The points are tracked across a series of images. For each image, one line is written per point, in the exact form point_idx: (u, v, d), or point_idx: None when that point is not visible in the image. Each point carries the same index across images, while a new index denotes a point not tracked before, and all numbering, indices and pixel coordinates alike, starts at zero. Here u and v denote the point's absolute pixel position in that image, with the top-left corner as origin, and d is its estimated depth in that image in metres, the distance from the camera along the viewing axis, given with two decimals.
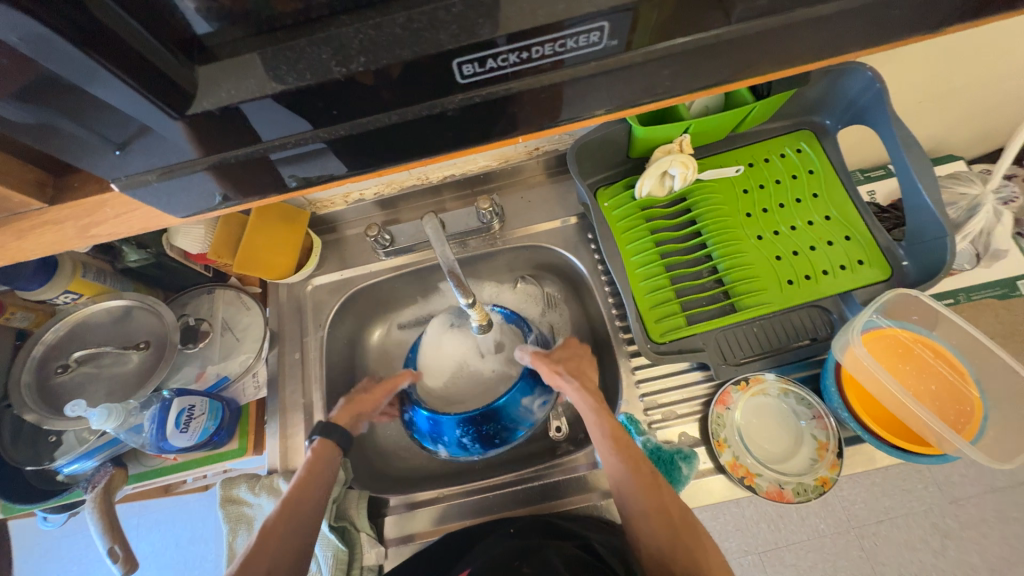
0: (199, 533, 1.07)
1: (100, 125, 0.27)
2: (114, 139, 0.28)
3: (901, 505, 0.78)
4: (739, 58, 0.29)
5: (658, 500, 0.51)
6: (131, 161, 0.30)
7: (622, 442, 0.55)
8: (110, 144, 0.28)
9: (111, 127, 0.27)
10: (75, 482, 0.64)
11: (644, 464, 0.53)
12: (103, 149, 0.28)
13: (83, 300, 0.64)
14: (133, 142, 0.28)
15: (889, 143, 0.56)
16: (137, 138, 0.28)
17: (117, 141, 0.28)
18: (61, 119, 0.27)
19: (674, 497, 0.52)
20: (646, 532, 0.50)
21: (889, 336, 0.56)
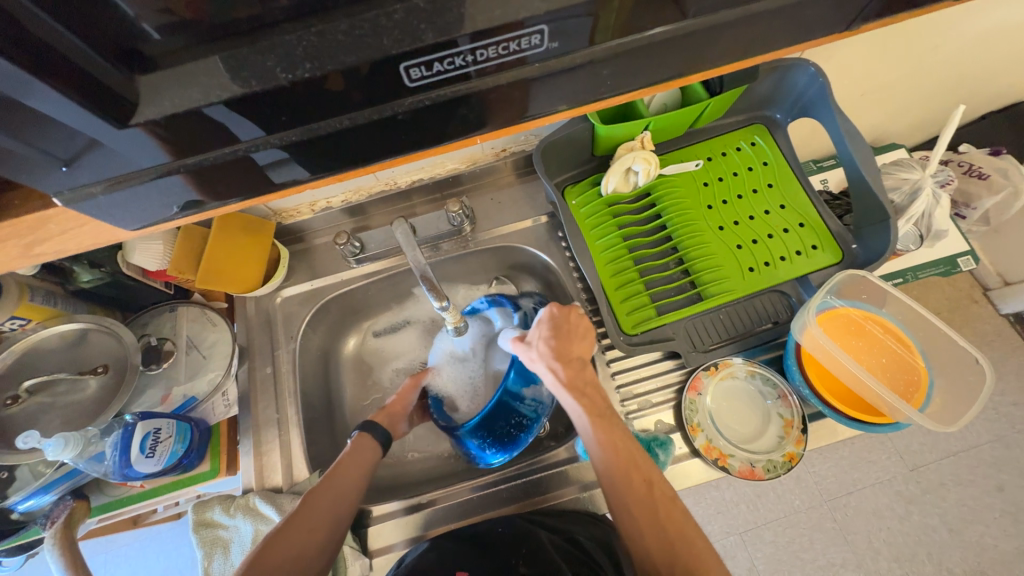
0: (175, 564, 1.03)
1: (41, 140, 0.25)
2: (60, 155, 0.27)
3: (867, 476, 0.83)
4: (679, 56, 0.31)
5: (650, 508, 0.48)
6: (80, 176, 0.29)
7: (616, 446, 0.51)
8: (55, 160, 0.27)
9: (55, 143, 0.26)
10: (32, 519, 0.60)
11: (638, 469, 0.50)
12: (47, 166, 0.27)
13: (32, 326, 0.60)
14: (82, 158, 0.27)
15: (834, 134, 0.60)
16: (86, 152, 0.27)
17: (64, 157, 0.27)
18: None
19: (670, 504, 0.48)
20: (639, 545, 0.46)
21: (843, 315, 0.59)
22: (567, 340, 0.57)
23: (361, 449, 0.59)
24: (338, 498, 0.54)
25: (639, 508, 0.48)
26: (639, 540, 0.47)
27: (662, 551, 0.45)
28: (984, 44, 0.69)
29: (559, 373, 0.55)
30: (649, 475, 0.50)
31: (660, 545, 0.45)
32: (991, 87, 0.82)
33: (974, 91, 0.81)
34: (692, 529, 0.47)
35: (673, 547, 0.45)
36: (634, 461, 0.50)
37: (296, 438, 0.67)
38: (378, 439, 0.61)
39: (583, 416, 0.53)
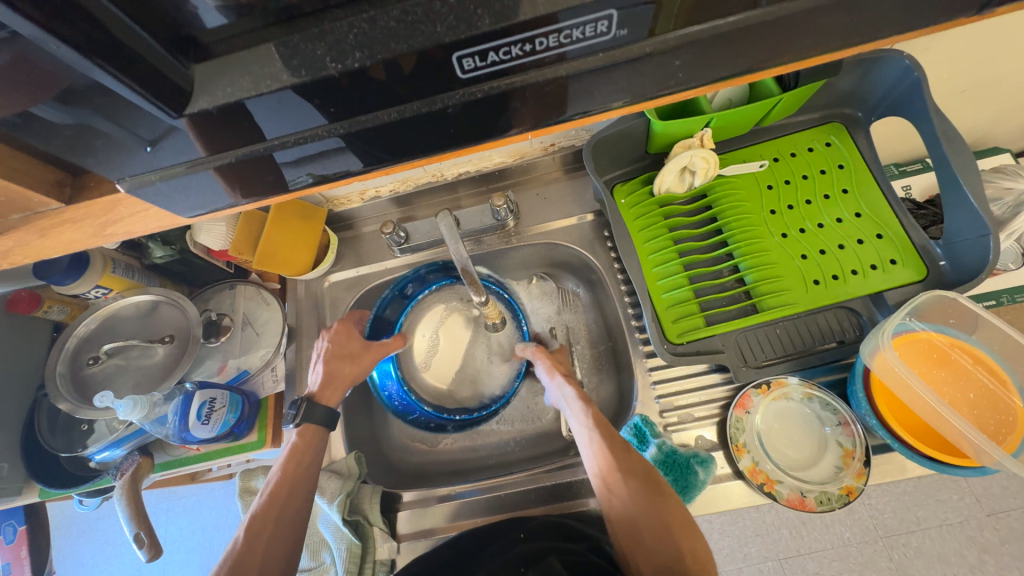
0: (224, 519, 1.11)
1: (134, 122, 0.28)
2: (145, 136, 0.29)
3: (934, 516, 0.74)
4: (754, 46, 0.28)
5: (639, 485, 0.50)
6: (162, 158, 0.30)
7: (609, 430, 0.54)
8: (140, 140, 0.29)
9: (137, 123, 0.28)
10: (106, 469, 0.66)
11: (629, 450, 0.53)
12: (134, 146, 0.29)
13: (113, 295, 0.67)
14: (163, 139, 0.29)
15: (928, 136, 0.53)
16: (166, 135, 0.29)
17: (148, 138, 0.29)
18: (98, 118, 0.28)
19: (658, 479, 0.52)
20: (631, 523, 0.49)
21: (924, 340, 0.53)
22: None
23: (307, 448, 0.58)
24: (290, 508, 0.54)
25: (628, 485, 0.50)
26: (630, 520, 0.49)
27: (653, 528, 0.48)
28: None
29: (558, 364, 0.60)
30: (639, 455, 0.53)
31: (652, 523, 0.48)
32: None
33: None
34: (677, 507, 0.50)
35: (661, 521, 0.48)
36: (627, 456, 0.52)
37: None
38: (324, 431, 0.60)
39: (579, 402, 0.57)
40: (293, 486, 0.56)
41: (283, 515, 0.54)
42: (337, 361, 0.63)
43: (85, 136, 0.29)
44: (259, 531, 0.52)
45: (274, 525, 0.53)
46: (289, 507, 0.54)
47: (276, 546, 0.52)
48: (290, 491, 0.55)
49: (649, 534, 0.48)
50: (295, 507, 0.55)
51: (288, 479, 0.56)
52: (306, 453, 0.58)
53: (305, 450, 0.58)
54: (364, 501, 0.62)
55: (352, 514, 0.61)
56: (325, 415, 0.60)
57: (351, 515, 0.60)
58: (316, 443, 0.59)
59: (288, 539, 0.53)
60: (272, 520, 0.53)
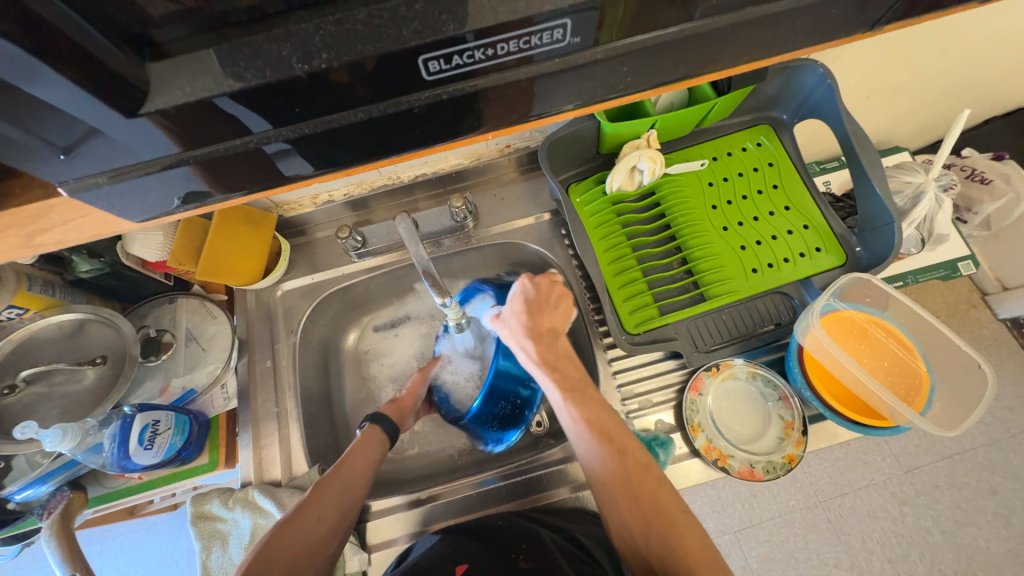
0: (170, 554, 1.03)
1: (45, 127, 0.25)
2: (58, 143, 0.26)
3: (863, 477, 0.83)
4: (696, 54, 0.30)
5: (622, 478, 0.48)
6: (78, 166, 0.28)
7: (591, 420, 0.51)
8: (53, 147, 0.26)
9: (54, 130, 0.25)
10: (29, 509, 0.60)
11: (613, 442, 0.50)
12: (46, 153, 0.27)
13: (29, 316, 0.59)
14: (80, 146, 0.27)
15: (842, 136, 0.59)
16: (82, 141, 0.26)
17: (62, 145, 0.26)
18: (0, 122, 0.25)
19: (644, 472, 0.49)
20: (617, 513, 0.48)
21: (845, 318, 0.59)
22: (544, 318, 0.59)
23: (371, 444, 0.60)
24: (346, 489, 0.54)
25: (613, 480, 0.48)
26: (618, 513, 0.48)
27: (638, 523, 0.46)
28: (992, 48, 0.69)
29: (532, 351, 0.56)
30: (625, 446, 0.50)
31: (637, 518, 0.46)
32: (995, 92, 0.82)
33: (980, 96, 0.81)
34: (668, 494, 0.47)
35: (647, 516, 0.46)
36: (608, 436, 0.50)
37: (295, 433, 0.67)
38: (386, 432, 0.62)
39: (557, 392, 0.54)
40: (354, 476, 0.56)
41: (338, 493, 0.53)
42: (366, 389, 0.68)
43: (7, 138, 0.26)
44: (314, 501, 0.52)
45: (328, 501, 0.52)
46: (345, 490, 0.54)
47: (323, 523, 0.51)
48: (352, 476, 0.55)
49: (636, 528, 0.46)
50: (349, 493, 0.54)
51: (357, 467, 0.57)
52: (368, 447, 0.59)
53: (366, 444, 0.60)
54: None
55: None
56: (390, 425, 0.63)
57: None
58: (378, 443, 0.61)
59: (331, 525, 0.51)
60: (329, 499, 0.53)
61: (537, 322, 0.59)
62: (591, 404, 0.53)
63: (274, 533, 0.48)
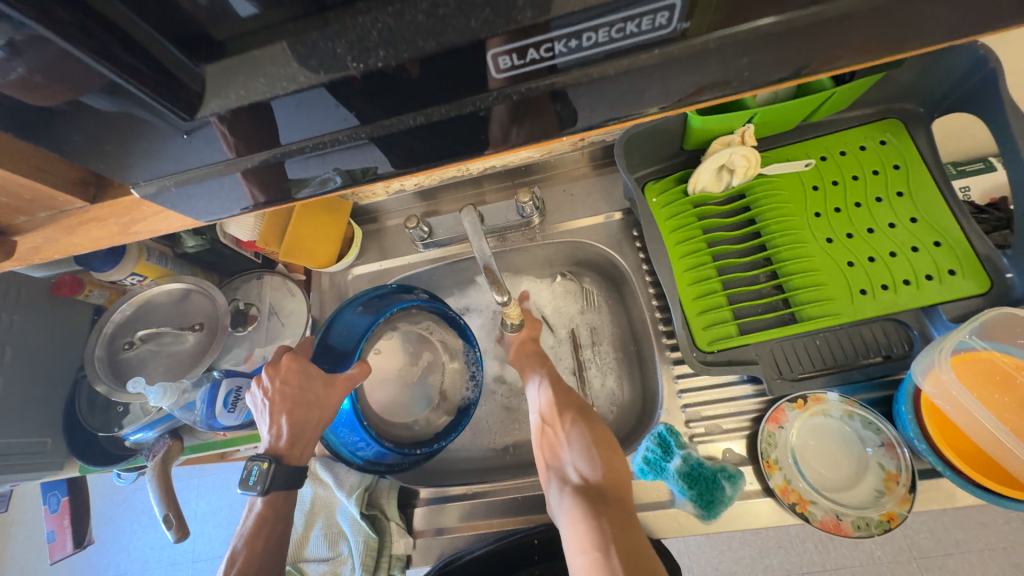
0: (249, 496, 1.15)
1: (173, 110, 0.26)
2: (182, 125, 0.27)
3: (976, 539, 0.70)
4: (824, 42, 0.25)
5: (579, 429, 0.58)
6: (198, 147, 0.29)
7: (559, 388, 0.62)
8: (178, 129, 0.27)
9: (180, 112, 0.26)
10: (139, 449, 0.68)
11: (574, 403, 0.60)
12: (172, 134, 0.28)
13: (148, 282, 0.69)
14: (201, 129, 0.28)
15: (1001, 137, 0.48)
16: (204, 125, 0.27)
17: (185, 127, 0.27)
18: (139, 109, 0.26)
19: (598, 427, 0.58)
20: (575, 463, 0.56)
21: (985, 361, 0.48)
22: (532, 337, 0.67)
23: (282, 508, 0.56)
24: None
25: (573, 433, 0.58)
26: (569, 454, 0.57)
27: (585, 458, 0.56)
28: None
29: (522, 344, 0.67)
30: (583, 408, 0.60)
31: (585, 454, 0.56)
32: None
33: None
34: (615, 456, 0.56)
35: (596, 456, 0.55)
36: (568, 398, 0.61)
37: None
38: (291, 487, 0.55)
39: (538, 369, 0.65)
40: (262, 563, 0.53)
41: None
42: (300, 405, 0.56)
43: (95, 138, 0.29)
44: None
45: None
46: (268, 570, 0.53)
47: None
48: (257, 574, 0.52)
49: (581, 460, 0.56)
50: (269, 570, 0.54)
51: (254, 559, 0.53)
52: (270, 526, 0.55)
53: (269, 524, 0.55)
54: (382, 496, 0.62)
55: (370, 508, 0.61)
56: (291, 479, 0.55)
57: (368, 509, 0.61)
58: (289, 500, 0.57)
59: None
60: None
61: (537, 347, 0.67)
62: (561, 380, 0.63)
63: None
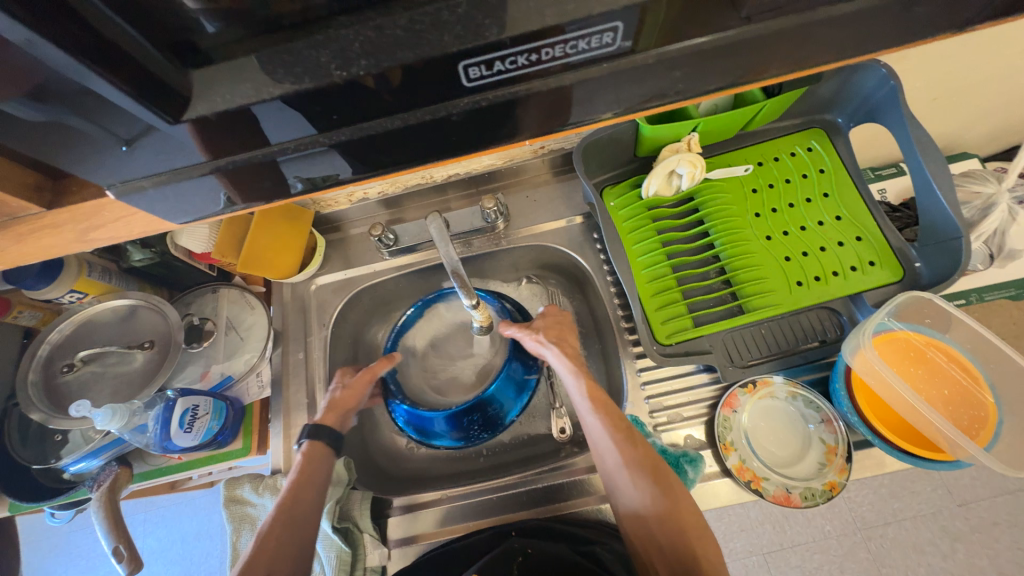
0: (205, 528, 1.08)
1: (108, 121, 0.26)
2: (121, 134, 0.27)
3: (910, 507, 0.77)
4: (753, 59, 0.28)
5: (632, 454, 0.53)
6: (140, 157, 0.29)
7: (602, 402, 0.56)
8: (117, 139, 0.27)
9: (119, 123, 0.27)
10: (81, 480, 0.64)
11: (623, 423, 0.55)
12: (110, 146, 0.28)
13: (88, 299, 0.64)
14: (141, 138, 0.28)
15: (904, 143, 0.55)
16: (144, 134, 0.27)
17: (124, 136, 0.27)
18: (71, 116, 0.26)
19: (649, 448, 0.54)
20: (626, 494, 0.53)
21: (901, 339, 0.54)
22: (556, 329, 0.64)
23: (315, 466, 0.59)
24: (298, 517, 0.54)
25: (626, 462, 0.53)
26: (622, 482, 0.53)
27: (641, 491, 0.51)
28: None
29: (555, 346, 0.61)
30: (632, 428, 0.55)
31: (639, 485, 0.52)
32: None
33: None
34: (679, 488, 0.52)
35: (657, 485, 0.51)
36: (611, 413, 0.55)
37: None
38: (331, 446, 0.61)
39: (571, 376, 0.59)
40: (299, 498, 0.56)
41: (286, 541, 0.52)
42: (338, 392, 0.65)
43: (54, 140, 0.28)
44: (268, 553, 0.51)
45: (279, 544, 0.52)
46: (298, 527, 0.54)
47: (278, 568, 0.51)
48: (294, 505, 0.55)
49: (638, 492, 0.52)
50: (302, 528, 0.54)
51: (296, 492, 0.56)
52: (311, 467, 0.58)
53: (311, 465, 0.59)
54: (354, 507, 0.61)
55: (342, 521, 0.60)
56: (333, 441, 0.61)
57: (340, 522, 0.59)
58: (323, 461, 0.60)
59: (295, 553, 0.52)
60: (277, 546, 0.52)
61: (556, 331, 0.64)
62: (599, 391, 0.58)
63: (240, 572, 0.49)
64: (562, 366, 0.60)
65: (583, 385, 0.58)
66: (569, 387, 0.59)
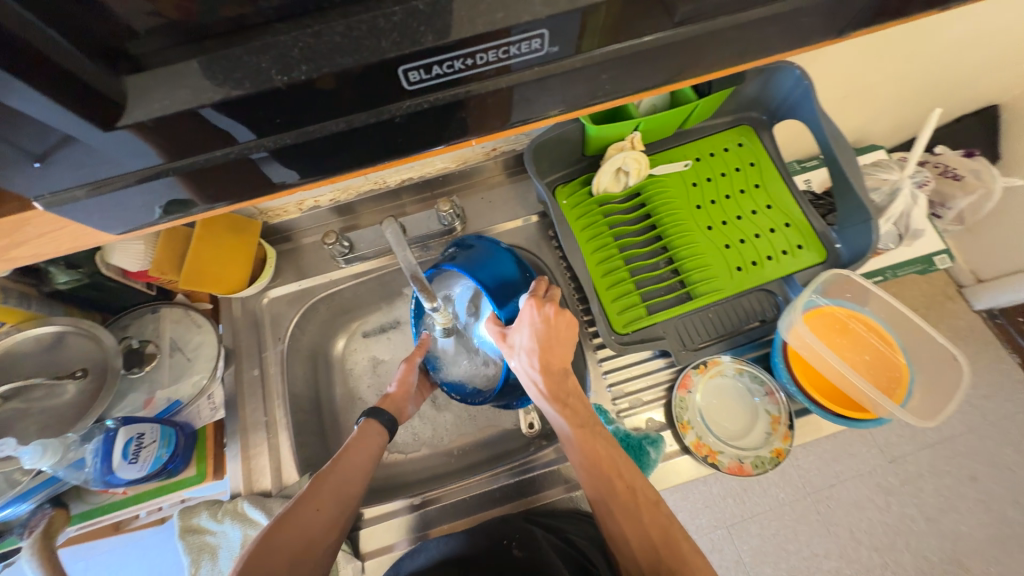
0: (158, 568, 1.01)
1: (24, 131, 0.24)
2: (33, 150, 0.26)
3: (849, 468, 0.84)
4: (674, 61, 0.31)
5: (634, 518, 0.49)
6: (57, 173, 0.27)
7: (601, 460, 0.53)
8: (28, 155, 0.26)
9: (27, 136, 0.25)
10: (8, 529, 0.58)
11: (624, 483, 0.51)
12: (20, 162, 0.26)
13: (6, 329, 0.58)
14: (56, 153, 0.26)
15: (819, 136, 0.61)
16: (58, 148, 0.26)
17: (37, 151, 0.26)
18: None
19: (654, 512, 0.50)
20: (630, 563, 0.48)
21: (827, 313, 0.60)
22: (554, 350, 0.58)
23: (369, 439, 0.60)
24: (344, 477, 0.55)
25: (627, 524, 0.49)
26: (624, 543, 0.49)
27: (645, 552, 0.47)
28: (961, 50, 0.71)
29: (540, 385, 0.56)
30: (634, 486, 0.52)
31: (643, 545, 0.48)
32: (971, 90, 0.83)
33: (952, 95, 0.83)
34: (692, 558, 0.46)
35: (660, 554, 0.46)
36: (615, 469, 0.52)
37: (285, 442, 0.66)
38: (385, 425, 0.62)
39: (566, 427, 0.55)
40: (350, 460, 0.57)
41: (339, 483, 0.55)
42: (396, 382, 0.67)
43: None
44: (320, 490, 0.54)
45: (323, 496, 0.53)
46: (341, 490, 0.54)
47: (317, 520, 0.51)
48: (349, 465, 0.56)
49: (641, 555, 0.47)
50: (354, 477, 0.56)
51: (352, 456, 0.58)
52: (369, 439, 0.60)
53: (366, 436, 0.60)
54: None
55: None
56: (389, 418, 0.63)
57: None
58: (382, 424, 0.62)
59: (335, 508, 0.53)
60: (320, 499, 0.53)
61: (557, 362, 0.58)
62: (600, 445, 0.54)
63: (281, 520, 0.50)
64: (559, 421, 0.56)
65: (578, 439, 0.54)
66: (566, 442, 0.55)
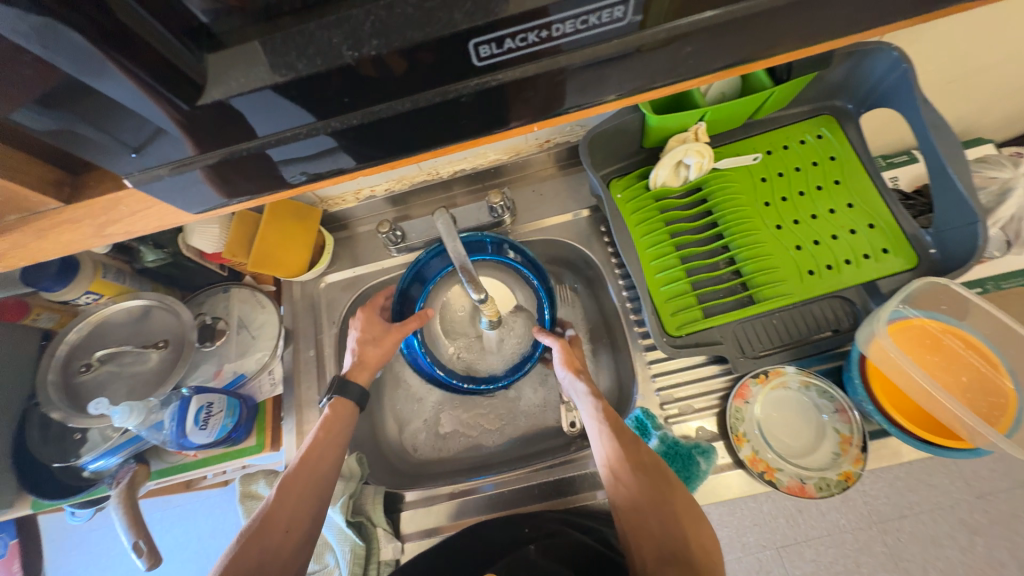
0: (221, 526, 1.10)
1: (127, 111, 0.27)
2: (129, 143, 0.28)
3: (927, 500, 0.75)
4: (761, 34, 0.28)
5: (634, 450, 0.53)
6: (148, 162, 0.30)
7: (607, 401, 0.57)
8: (125, 147, 0.29)
9: (126, 130, 0.28)
10: (100, 478, 0.65)
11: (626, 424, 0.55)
12: (118, 152, 0.29)
13: (103, 301, 0.65)
14: (148, 145, 0.29)
15: (918, 125, 0.54)
16: (150, 140, 0.28)
17: (133, 144, 0.28)
18: (81, 124, 0.28)
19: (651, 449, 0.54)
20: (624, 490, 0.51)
21: (916, 327, 0.54)
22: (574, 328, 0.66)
23: (340, 423, 0.60)
24: (318, 474, 0.56)
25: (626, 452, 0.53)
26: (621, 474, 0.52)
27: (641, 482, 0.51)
28: None
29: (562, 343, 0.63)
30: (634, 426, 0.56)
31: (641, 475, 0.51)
32: None
33: None
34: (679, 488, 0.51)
35: (653, 479, 0.51)
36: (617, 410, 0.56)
37: None
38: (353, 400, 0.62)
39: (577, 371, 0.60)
40: (320, 456, 0.58)
41: (309, 486, 0.56)
42: (362, 346, 0.66)
43: (76, 136, 0.28)
44: (282, 509, 0.54)
45: (298, 498, 0.55)
46: (313, 488, 0.56)
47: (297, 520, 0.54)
48: (317, 458, 0.57)
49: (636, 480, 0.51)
50: (321, 485, 0.56)
51: (318, 448, 0.58)
52: (336, 425, 0.60)
53: (336, 421, 0.60)
54: (367, 502, 0.62)
55: (355, 515, 0.61)
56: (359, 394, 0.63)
57: (354, 516, 0.60)
58: (348, 419, 0.61)
59: (314, 507, 0.55)
60: (296, 498, 0.55)
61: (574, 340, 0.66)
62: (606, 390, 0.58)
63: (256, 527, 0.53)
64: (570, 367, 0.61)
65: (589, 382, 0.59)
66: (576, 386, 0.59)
